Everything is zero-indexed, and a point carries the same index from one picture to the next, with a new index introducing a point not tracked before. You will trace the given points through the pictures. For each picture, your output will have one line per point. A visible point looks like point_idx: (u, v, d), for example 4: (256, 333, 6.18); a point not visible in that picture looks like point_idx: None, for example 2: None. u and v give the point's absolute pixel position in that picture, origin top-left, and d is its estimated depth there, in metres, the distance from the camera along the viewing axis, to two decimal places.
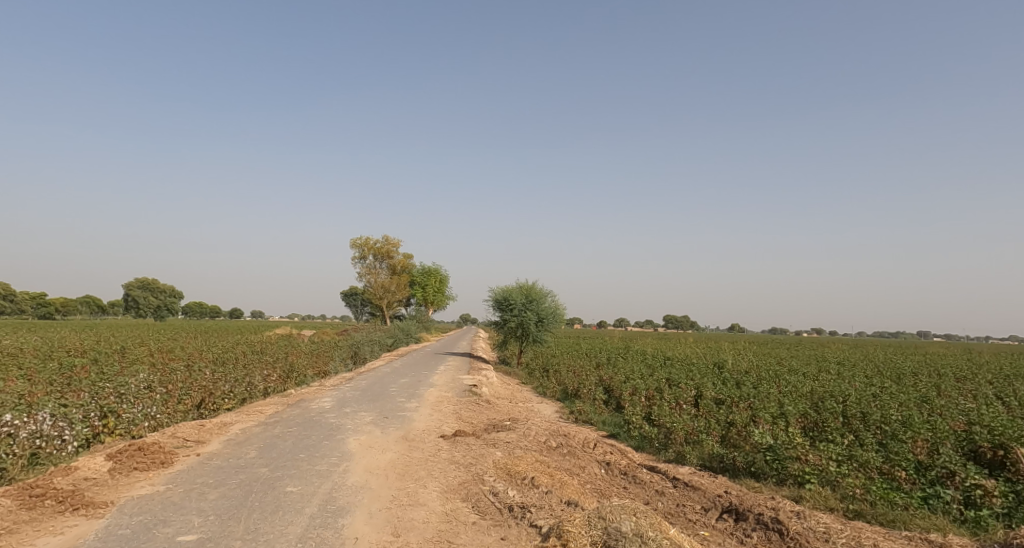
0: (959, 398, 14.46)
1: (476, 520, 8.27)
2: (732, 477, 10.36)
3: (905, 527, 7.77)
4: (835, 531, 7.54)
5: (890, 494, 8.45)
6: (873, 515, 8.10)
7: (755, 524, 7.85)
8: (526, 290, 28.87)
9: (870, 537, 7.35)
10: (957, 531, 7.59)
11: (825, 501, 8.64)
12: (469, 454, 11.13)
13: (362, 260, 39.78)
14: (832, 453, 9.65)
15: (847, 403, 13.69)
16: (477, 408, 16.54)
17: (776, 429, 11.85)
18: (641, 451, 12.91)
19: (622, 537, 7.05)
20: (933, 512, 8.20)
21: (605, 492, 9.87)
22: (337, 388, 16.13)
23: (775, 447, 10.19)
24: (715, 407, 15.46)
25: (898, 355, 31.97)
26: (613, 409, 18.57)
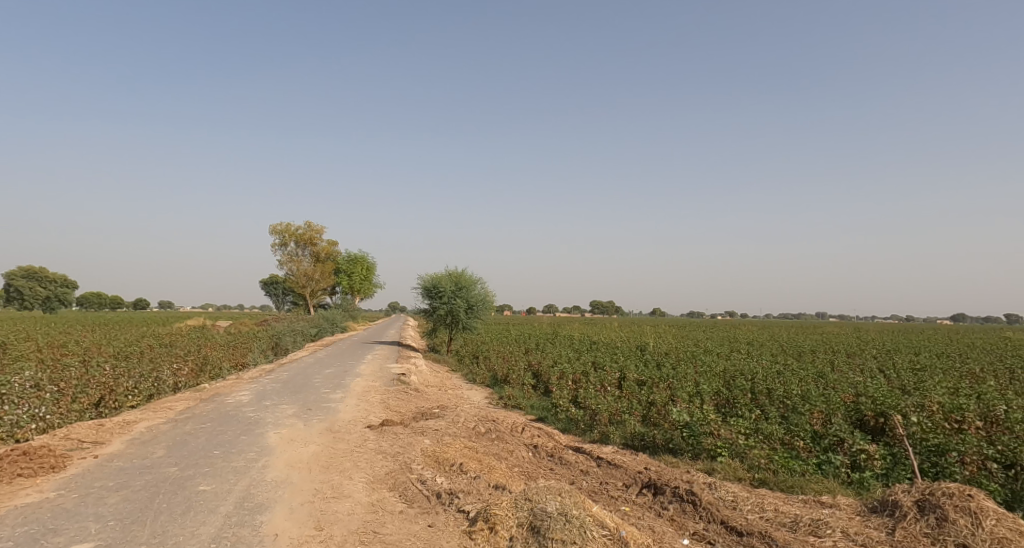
0: (850, 372, 15.81)
1: (404, 508, 8.24)
2: (651, 454, 10.84)
3: (801, 491, 8.43)
4: (742, 499, 8.06)
5: (789, 462, 9.15)
6: (775, 482, 8.73)
7: (672, 497, 8.27)
8: (456, 277, 28.76)
9: (773, 503, 7.91)
10: (845, 492, 8.30)
11: (734, 472, 9.22)
12: (397, 443, 11.04)
13: (283, 247, 38.20)
14: (741, 427, 10.31)
15: (755, 380, 14.63)
16: (405, 397, 16.38)
17: (692, 406, 12.50)
18: (567, 433, 13.23)
19: (545, 516, 7.23)
20: (826, 476, 8.93)
21: (532, 475, 10.08)
22: (255, 380, 15.50)
23: (690, 424, 10.75)
24: (637, 388, 16.10)
25: (802, 335, 34.35)
26: (541, 393, 18.95)
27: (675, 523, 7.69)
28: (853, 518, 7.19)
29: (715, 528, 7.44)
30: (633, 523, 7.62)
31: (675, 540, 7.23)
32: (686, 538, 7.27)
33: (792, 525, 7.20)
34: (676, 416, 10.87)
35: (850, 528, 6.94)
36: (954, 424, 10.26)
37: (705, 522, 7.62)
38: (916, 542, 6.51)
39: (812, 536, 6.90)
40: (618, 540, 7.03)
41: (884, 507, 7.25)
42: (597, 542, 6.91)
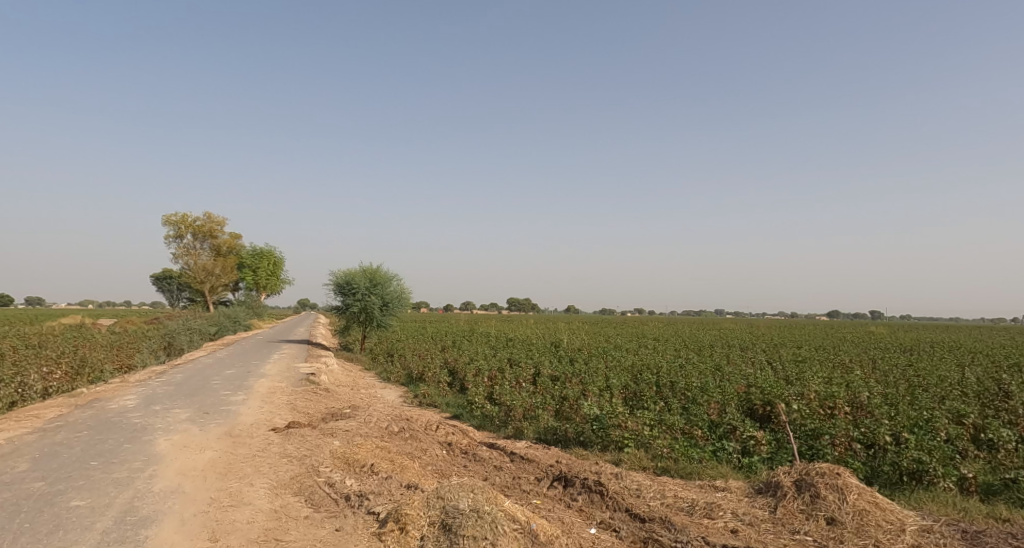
0: (744, 365, 16.93)
1: (309, 513, 7.90)
2: (563, 447, 11.04)
3: (698, 477, 8.88)
4: (645, 487, 8.37)
5: (689, 450, 9.62)
6: (676, 469, 9.14)
7: (581, 488, 8.46)
8: (371, 273, 28.07)
9: (673, 489, 8.28)
10: (736, 476, 8.83)
11: (639, 461, 9.57)
12: (303, 446, 10.59)
13: (178, 240, 35.61)
14: (646, 419, 10.71)
15: (660, 373, 15.31)
16: (314, 397, 15.76)
17: (603, 400, 12.88)
18: (482, 430, 13.22)
19: (455, 512, 7.14)
20: (720, 462, 9.47)
21: (445, 472, 9.98)
22: (143, 383, 14.35)
23: (600, 417, 11.06)
24: (551, 384, 16.39)
25: (703, 331, 36.32)
26: (457, 390, 18.85)
27: (583, 513, 7.86)
28: (741, 500, 7.65)
29: (621, 516, 7.67)
30: (543, 515, 7.71)
31: (583, 530, 7.38)
32: (594, 527, 7.45)
33: (689, 509, 7.57)
34: (586, 410, 11.14)
35: (739, 509, 7.38)
36: (828, 410, 11.23)
37: (611, 511, 7.84)
38: (795, 518, 7.02)
39: (706, 518, 7.27)
40: (529, 533, 7.06)
41: (768, 488, 7.78)
42: (508, 537, 6.89)
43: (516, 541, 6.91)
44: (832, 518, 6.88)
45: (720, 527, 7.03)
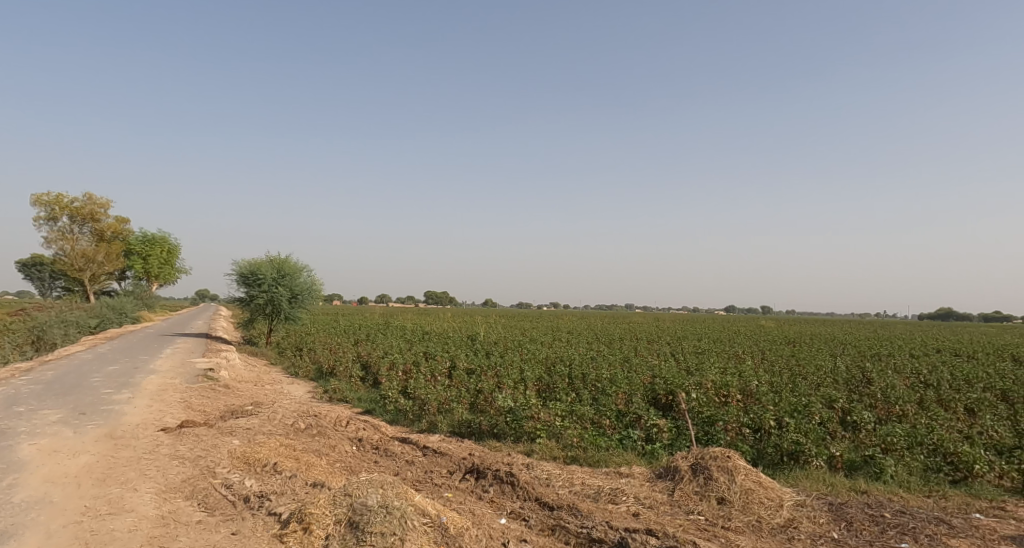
0: (650, 357, 17.58)
1: (202, 518, 7.31)
2: (476, 439, 10.91)
3: (605, 465, 9.04)
4: (554, 476, 8.42)
5: (597, 439, 9.79)
6: (585, 458, 9.27)
7: (493, 479, 8.39)
8: (278, 264, 26.68)
9: (580, 477, 8.40)
10: (639, 462, 9.09)
11: (551, 451, 9.63)
12: (198, 446, 9.82)
13: (52, 222, 32.21)
14: (558, 410, 10.82)
15: (573, 365, 15.58)
16: (212, 394, 14.72)
17: (517, 392, 12.88)
18: (394, 425, 12.86)
19: (362, 509, 6.83)
20: (626, 449, 9.72)
21: (355, 469, 9.59)
22: (5, 383, 12.80)
23: (514, 409, 11.02)
24: (467, 377, 16.24)
25: (613, 325, 37.43)
26: (370, 385, 18.26)
27: (494, 504, 7.78)
28: (643, 485, 7.86)
29: (530, 505, 7.65)
30: (454, 508, 7.55)
31: (493, 520, 7.30)
32: (504, 517, 7.38)
33: (595, 495, 7.69)
34: (500, 402, 11.12)
35: (641, 493, 7.58)
36: (722, 397, 11.86)
37: (521, 500, 7.82)
38: (689, 499, 7.30)
39: (610, 503, 7.41)
40: (439, 526, 6.88)
41: (668, 473, 8.04)
42: (417, 532, 6.67)
43: (426, 535, 6.70)
44: (722, 498, 7.20)
45: (623, 511, 7.18)
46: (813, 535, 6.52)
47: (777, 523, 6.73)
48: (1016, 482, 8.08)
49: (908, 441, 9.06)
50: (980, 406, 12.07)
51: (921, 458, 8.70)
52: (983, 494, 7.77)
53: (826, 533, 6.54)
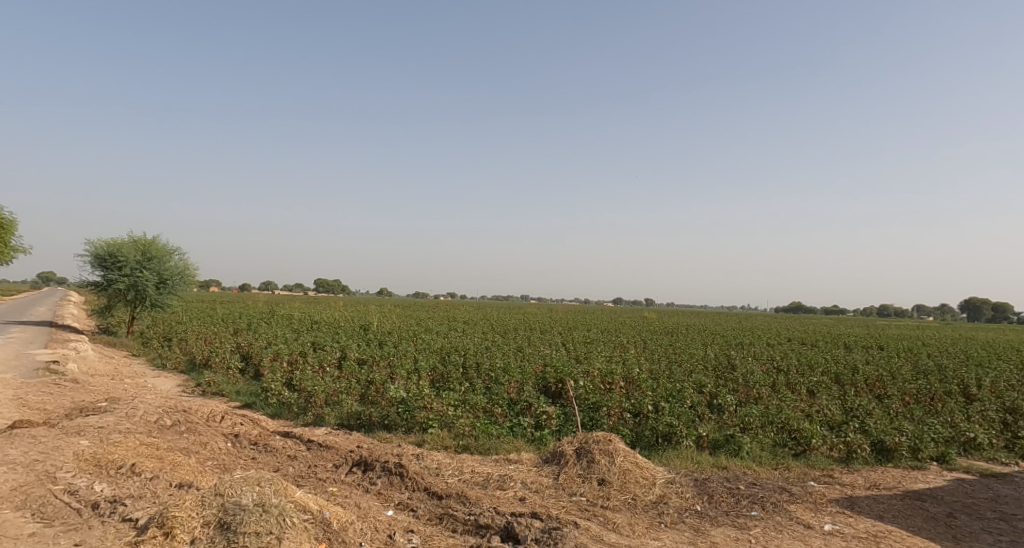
0: (543, 347, 17.72)
1: (35, 531, 6.26)
2: (366, 431, 10.25)
3: (495, 452, 8.86)
4: (443, 465, 8.09)
5: (488, 427, 9.56)
6: (475, 447, 9.03)
7: (380, 472, 7.90)
8: (144, 245, 24.03)
9: (471, 465, 8.13)
10: (528, 449, 8.99)
11: (441, 441, 9.27)
12: (35, 448, 8.44)
13: None
14: (450, 399, 10.46)
15: (467, 355, 15.31)
16: (56, 390, 12.85)
17: (410, 382, 12.35)
18: (276, 418, 11.88)
19: (235, 509, 5.93)
20: (515, 436, 9.59)
21: (229, 467, 8.68)
22: None
23: (406, 400, 10.50)
24: (357, 367, 15.46)
25: (508, 315, 37.74)
26: (250, 377, 16.88)
27: (381, 496, 7.31)
28: (530, 470, 7.76)
29: (418, 495, 7.27)
30: (338, 502, 6.99)
31: (379, 512, 6.84)
32: (390, 509, 6.96)
33: (484, 482, 7.47)
34: (392, 392, 10.64)
35: (528, 478, 7.46)
36: (607, 384, 12.15)
37: (410, 491, 7.41)
38: (572, 482, 7.29)
39: (498, 490, 7.23)
40: (321, 523, 6.20)
41: (553, 458, 7.99)
42: (297, 529, 5.97)
43: (306, 532, 6.02)
44: (602, 479, 7.26)
45: (510, 496, 7.02)
46: (681, 509, 6.70)
47: (650, 500, 6.87)
48: (841, 453, 8.91)
49: (762, 420, 9.70)
50: (819, 387, 13.34)
51: (771, 435, 9.36)
52: (816, 464, 8.49)
53: (692, 506, 6.76)
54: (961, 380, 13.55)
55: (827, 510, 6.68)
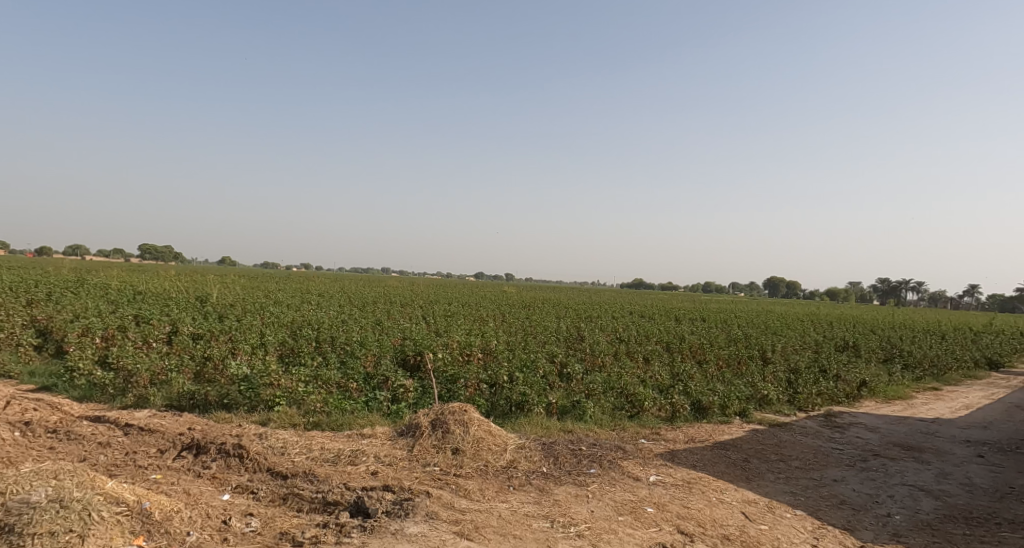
0: (402, 319, 17.46)
1: None
2: (200, 412, 9.12)
3: (348, 428, 8.53)
4: (291, 444, 7.52)
5: (342, 402, 9.19)
6: (327, 423, 8.60)
7: (216, 454, 7.15)
8: None
9: (320, 442, 7.65)
10: (383, 422, 8.80)
11: (290, 419, 8.68)
12: None
13: None
14: (302, 375, 9.73)
15: (320, 329, 14.58)
16: None
17: (255, 358, 11.41)
18: (85, 402, 10.37)
19: (18, 508, 5.10)
20: (371, 410, 9.35)
21: (15, 461, 7.45)
22: None
23: (250, 377, 9.59)
24: (191, 342, 14.04)
25: (364, 287, 36.60)
26: (50, 356, 14.62)
27: (216, 481, 6.69)
28: (384, 444, 7.58)
29: (260, 477, 6.74)
30: (162, 491, 6.29)
31: (213, 498, 6.26)
32: (227, 493, 6.41)
33: (335, 459, 7.12)
34: (232, 369, 9.58)
35: (381, 452, 7.27)
36: (466, 356, 12.29)
37: (250, 474, 6.83)
38: (426, 453, 7.21)
39: (349, 465, 6.93)
40: (138, 514, 5.54)
41: (409, 430, 7.88)
42: (106, 523, 5.27)
43: (118, 526, 5.34)
44: (456, 448, 7.25)
45: (361, 471, 6.78)
46: (528, 471, 6.89)
47: (501, 466, 7.02)
48: (667, 412, 9.83)
49: (604, 386, 10.44)
50: (655, 355, 14.65)
51: (611, 399, 10.10)
52: (648, 423, 9.31)
53: (538, 469, 6.99)
54: (761, 346, 15.68)
55: (653, 463, 7.33)
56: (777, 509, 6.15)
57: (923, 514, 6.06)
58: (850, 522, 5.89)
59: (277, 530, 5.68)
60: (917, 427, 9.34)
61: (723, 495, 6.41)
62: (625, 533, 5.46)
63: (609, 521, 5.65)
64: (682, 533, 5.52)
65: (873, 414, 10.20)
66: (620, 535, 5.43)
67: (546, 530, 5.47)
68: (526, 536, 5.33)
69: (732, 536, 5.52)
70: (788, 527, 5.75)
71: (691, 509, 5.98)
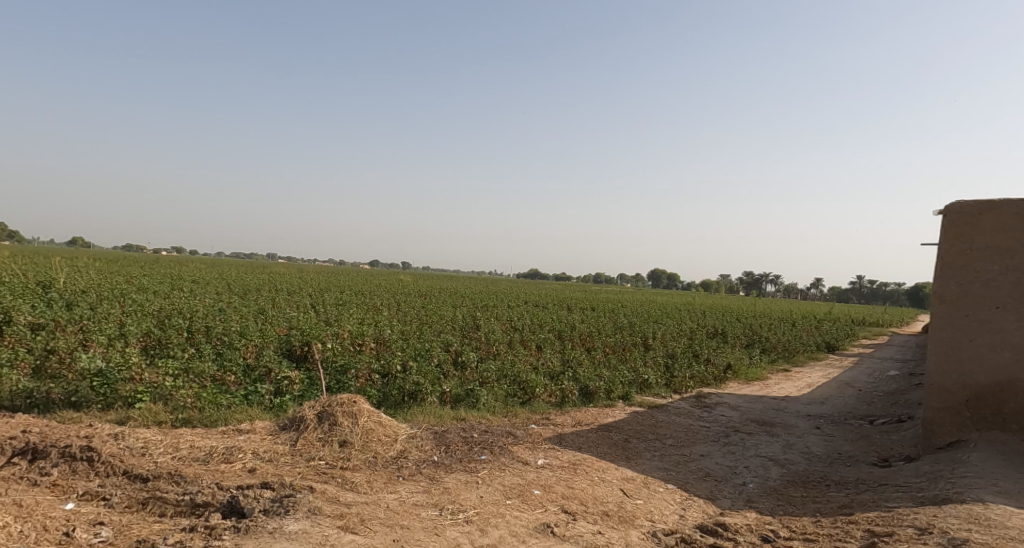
0: (286, 308, 16.67)
1: None
2: (42, 413, 7.87)
3: (224, 424, 8.00)
4: (153, 443, 6.77)
5: (217, 397, 8.60)
6: (199, 420, 7.95)
7: (58, 459, 6.16)
8: None
9: (189, 440, 7.00)
10: (264, 417, 8.37)
11: (154, 417, 7.84)
12: None
13: None
14: (169, 368, 8.92)
15: (192, 318, 13.52)
16: None
17: (113, 349, 10.20)
18: None
19: None
20: (251, 405, 8.87)
21: None
22: None
23: (104, 371, 8.50)
24: (31, 334, 12.42)
25: (247, 275, 34.42)
26: None
27: (57, 489, 5.77)
28: (265, 439, 7.23)
29: (115, 481, 5.98)
30: None
31: (53, 508, 5.41)
32: (71, 501, 5.56)
33: (206, 457, 6.58)
34: (83, 362, 8.35)
35: (260, 448, 6.92)
36: (357, 346, 12.04)
37: (102, 478, 6.03)
38: (312, 447, 7.03)
39: (224, 464, 6.49)
40: None
41: (293, 423, 7.60)
42: None
43: None
44: (344, 441, 7.16)
45: (237, 469, 6.38)
46: (419, 461, 6.98)
47: (391, 456, 7.03)
48: (557, 398, 10.29)
49: (498, 374, 10.71)
50: (545, 343, 15.17)
51: (504, 386, 10.41)
52: (539, 409, 9.66)
53: (430, 458, 7.10)
54: (642, 334, 16.75)
55: (541, 447, 7.69)
56: (651, 485, 6.70)
57: (771, 481, 6.88)
58: (712, 493, 6.56)
59: (132, 538, 5.09)
60: (769, 404, 10.50)
61: (604, 474, 6.88)
62: (512, 516, 5.70)
63: (497, 505, 5.89)
64: (565, 512, 5.85)
65: (735, 394, 11.32)
66: (507, 518, 5.66)
67: (435, 518, 5.59)
68: (415, 525, 5.40)
69: (610, 512, 5.92)
70: (659, 501, 6.29)
71: (574, 489, 6.36)
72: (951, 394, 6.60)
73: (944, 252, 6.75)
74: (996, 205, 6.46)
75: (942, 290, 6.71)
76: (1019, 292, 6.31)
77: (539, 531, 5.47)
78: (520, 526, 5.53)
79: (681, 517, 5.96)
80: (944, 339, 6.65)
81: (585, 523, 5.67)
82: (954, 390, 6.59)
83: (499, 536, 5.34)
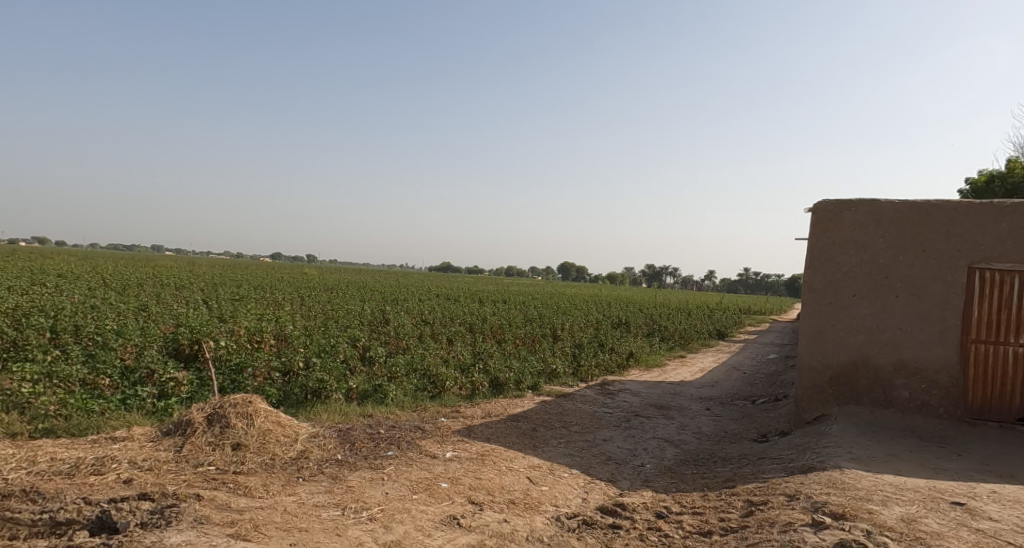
0: (172, 304, 15.46)
1: None
2: None
3: (96, 431, 7.31)
4: (6, 457, 6.08)
5: (87, 403, 7.83)
6: (65, 429, 7.21)
7: None
8: None
9: (50, 453, 6.33)
10: (144, 422, 7.74)
11: (7, 428, 7.02)
12: None
13: None
14: (28, 373, 8.01)
15: (58, 316, 12.21)
16: None
17: None
18: None
19: None
20: (129, 410, 8.17)
21: None
22: None
23: None
24: None
25: (128, 268, 31.35)
26: None
27: None
28: (143, 446, 6.70)
29: None
30: None
31: None
32: None
33: (71, 470, 6.00)
34: None
35: (137, 456, 6.40)
36: (255, 343, 11.39)
37: None
38: (200, 452, 6.59)
39: (94, 476, 5.95)
40: None
41: (177, 428, 7.08)
42: None
43: None
44: (237, 443, 6.77)
45: (109, 481, 5.86)
46: (321, 460, 6.75)
47: (290, 458, 6.73)
48: (467, 390, 10.30)
49: (407, 369, 10.55)
50: (456, 336, 15.11)
51: (413, 380, 10.27)
52: (449, 402, 9.63)
53: (333, 457, 6.88)
54: (551, 325, 17.11)
55: (450, 440, 7.67)
56: (556, 471, 6.88)
57: (666, 461, 7.29)
58: (612, 475, 6.85)
59: None
60: (667, 389, 11.09)
61: (512, 464, 6.98)
62: (417, 511, 5.65)
63: (403, 501, 5.82)
64: (472, 503, 5.88)
65: (636, 381, 11.86)
66: (413, 513, 5.61)
67: (336, 518, 5.43)
68: (314, 527, 5.22)
69: (516, 500, 6.03)
70: (564, 486, 6.48)
71: (482, 480, 6.41)
72: (817, 374, 7.29)
73: (812, 246, 7.40)
74: (854, 204, 7.16)
75: (811, 280, 7.37)
76: (871, 281, 7.06)
77: (445, 524, 5.46)
78: (426, 520, 5.50)
79: (583, 500, 6.18)
80: (812, 324, 7.33)
81: (491, 512, 5.74)
82: (819, 370, 7.29)
83: (404, 531, 5.27)
